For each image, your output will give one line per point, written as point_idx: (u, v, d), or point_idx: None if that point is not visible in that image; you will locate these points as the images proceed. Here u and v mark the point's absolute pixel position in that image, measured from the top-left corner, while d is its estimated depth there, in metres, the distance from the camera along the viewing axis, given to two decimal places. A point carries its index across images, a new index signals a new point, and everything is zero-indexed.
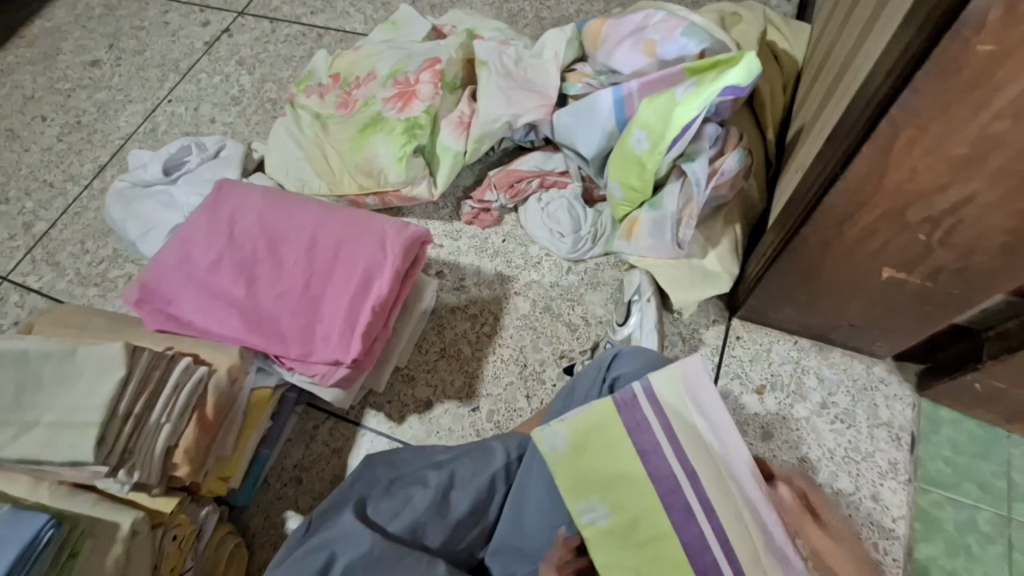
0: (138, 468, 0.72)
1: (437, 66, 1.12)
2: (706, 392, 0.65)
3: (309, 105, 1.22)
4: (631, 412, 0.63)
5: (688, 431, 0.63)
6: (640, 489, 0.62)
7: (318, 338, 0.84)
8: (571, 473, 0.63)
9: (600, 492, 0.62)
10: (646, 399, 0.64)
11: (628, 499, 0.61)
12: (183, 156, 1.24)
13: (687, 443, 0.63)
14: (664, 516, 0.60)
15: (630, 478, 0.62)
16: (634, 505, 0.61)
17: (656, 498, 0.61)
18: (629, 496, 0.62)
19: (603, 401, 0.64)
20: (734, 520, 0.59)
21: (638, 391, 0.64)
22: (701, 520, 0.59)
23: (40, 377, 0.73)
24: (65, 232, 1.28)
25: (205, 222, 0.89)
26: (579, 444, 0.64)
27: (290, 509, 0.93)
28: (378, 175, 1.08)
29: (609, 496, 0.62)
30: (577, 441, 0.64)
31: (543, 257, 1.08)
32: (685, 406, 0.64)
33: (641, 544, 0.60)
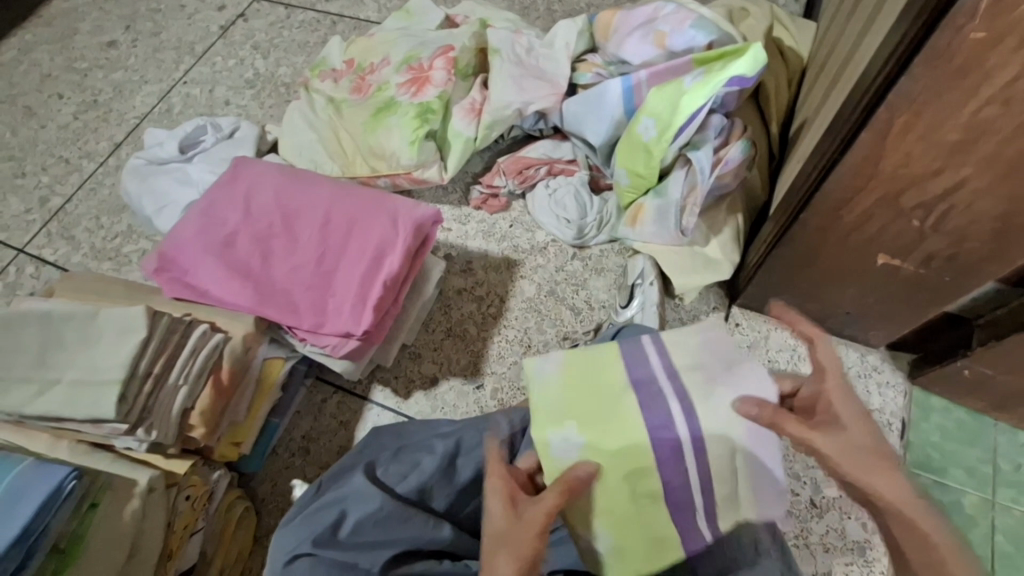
0: (156, 427, 0.75)
1: (450, 53, 1.15)
2: (722, 343, 0.63)
3: (323, 89, 1.25)
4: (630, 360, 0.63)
5: (695, 379, 0.61)
6: (626, 429, 0.60)
7: (330, 310, 0.87)
8: (557, 403, 0.62)
9: (580, 425, 0.61)
10: (655, 348, 0.63)
11: (609, 440, 0.60)
12: (199, 135, 1.27)
13: (691, 389, 0.61)
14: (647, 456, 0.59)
15: (617, 416, 0.61)
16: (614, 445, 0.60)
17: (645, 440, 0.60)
18: (612, 432, 0.60)
19: (606, 344, 0.64)
20: (722, 462, 0.59)
21: (647, 340, 0.64)
22: (689, 460, 0.59)
23: (63, 337, 0.76)
24: (80, 207, 1.31)
25: (224, 196, 0.92)
26: (567, 378, 0.63)
27: (297, 478, 0.96)
28: (390, 158, 1.11)
29: (589, 431, 0.60)
30: (567, 376, 0.63)
31: (549, 242, 1.11)
32: (695, 354, 0.62)
33: (618, 482, 0.60)
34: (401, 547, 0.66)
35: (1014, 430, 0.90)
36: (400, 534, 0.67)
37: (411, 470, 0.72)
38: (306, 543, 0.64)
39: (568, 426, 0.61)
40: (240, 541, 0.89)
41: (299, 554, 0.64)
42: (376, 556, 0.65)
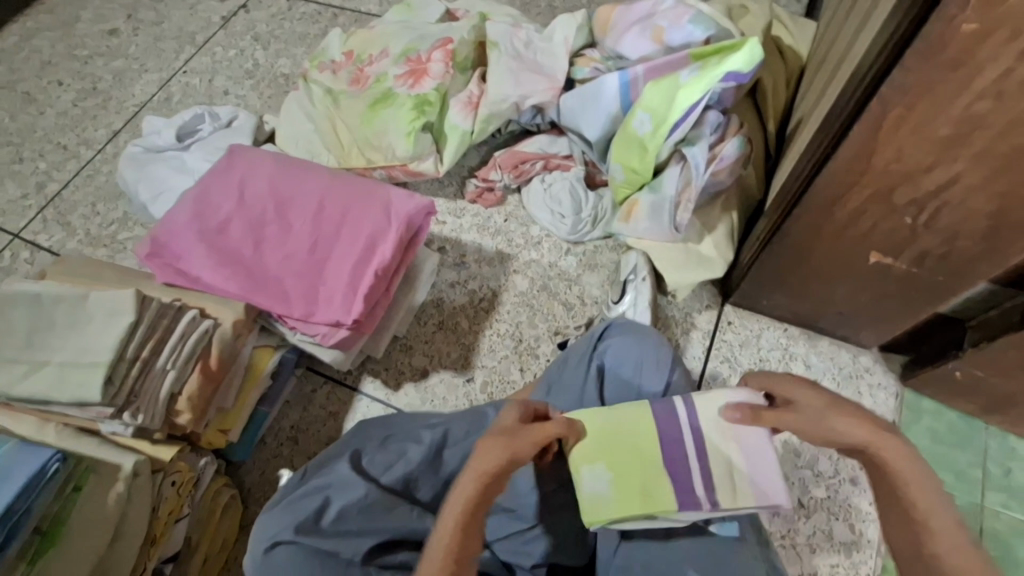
0: (142, 412, 0.75)
1: (449, 46, 1.14)
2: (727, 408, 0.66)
3: (321, 80, 1.24)
4: (663, 415, 0.67)
5: (721, 458, 0.64)
6: (652, 473, 0.65)
7: (321, 299, 0.86)
8: (599, 447, 0.66)
9: (610, 467, 0.65)
10: (684, 410, 0.67)
11: (621, 445, 0.66)
12: (197, 124, 1.26)
13: (714, 454, 0.65)
14: (672, 501, 0.63)
15: (647, 459, 0.65)
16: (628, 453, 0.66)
17: (665, 479, 0.64)
18: (639, 473, 0.65)
19: (638, 406, 0.68)
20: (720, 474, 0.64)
21: (678, 401, 0.68)
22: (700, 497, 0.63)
23: (52, 319, 0.76)
24: (77, 194, 1.31)
25: (217, 183, 0.91)
26: (605, 433, 0.67)
27: (284, 467, 0.96)
28: (386, 150, 1.11)
29: (617, 471, 0.65)
30: (607, 431, 0.67)
31: (543, 237, 1.11)
32: (719, 425, 0.66)
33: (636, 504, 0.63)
34: (384, 536, 0.66)
35: (1005, 434, 0.90)
36: (383, 523, 0.66)
37: (396, 459, 0.72)
38: (287, 530, 0.64)
39: (598, 464, 0.65)
40: (225, 529, 0.89)
41: (279, 543, 0.63)
42: (358, 545, 0.64)
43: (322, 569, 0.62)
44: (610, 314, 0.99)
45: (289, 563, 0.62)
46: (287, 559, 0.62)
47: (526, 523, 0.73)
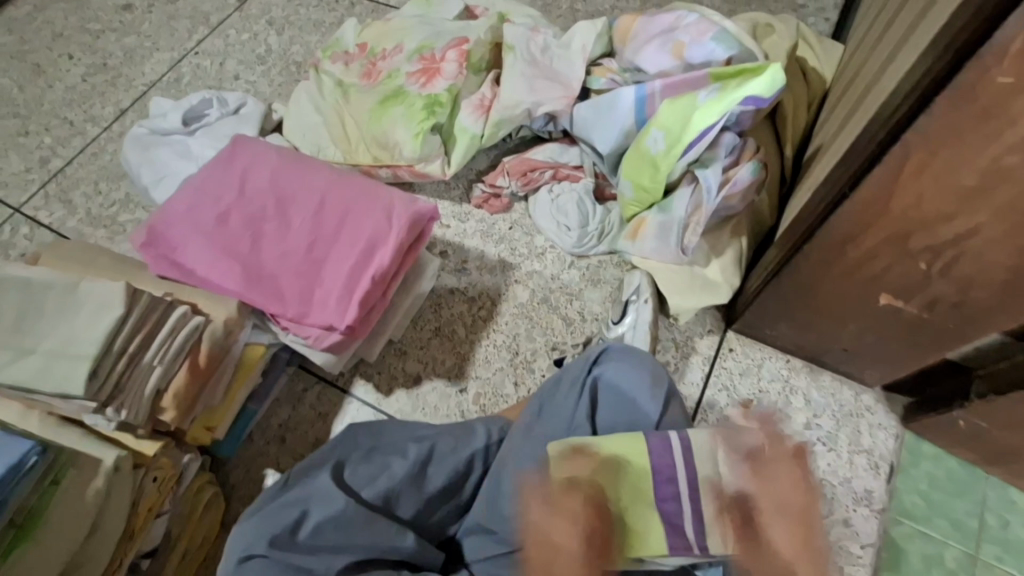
0: (126, 408, 0.74)
1: (464, 46, 1.12)
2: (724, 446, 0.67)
3: (333, 72, 1.22)
4: (657, 444, 0.67)
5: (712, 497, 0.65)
6: (642, 510, 0.65)
7: (316, 301, 0.85)
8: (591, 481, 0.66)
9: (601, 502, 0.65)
10: (680, 444, 0.67)
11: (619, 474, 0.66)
12: (204, 109, 1.24)
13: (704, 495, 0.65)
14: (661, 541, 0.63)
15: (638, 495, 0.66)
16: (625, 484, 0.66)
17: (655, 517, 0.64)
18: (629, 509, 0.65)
19: (635, 438, 0.67)
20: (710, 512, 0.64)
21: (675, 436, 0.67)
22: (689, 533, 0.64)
23: (40, 307, 0.75)
24: (80, 171, 1.29)
25: (217, 174, 0.90)
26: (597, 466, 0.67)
27: (270, 466, 0.95)
28: (393, 149, 1.09)
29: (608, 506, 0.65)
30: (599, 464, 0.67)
31: (547, 248, 1.09)
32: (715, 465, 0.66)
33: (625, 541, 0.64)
34: (359, 556, 0.64)
35: (1005, 485, 0.88)
36: (359, 542, 0.65)
37: (379, 474, 0.70)
38: (260, 544, 0.63)
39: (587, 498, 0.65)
40: (206, 526, 0.88)
41: (251, 555, 0.63)
42: (331, 564, 0.63)
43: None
44: (609, 334, 0.97)
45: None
46: (259, 572, 0.62)
47: (508, 545, 0.70)
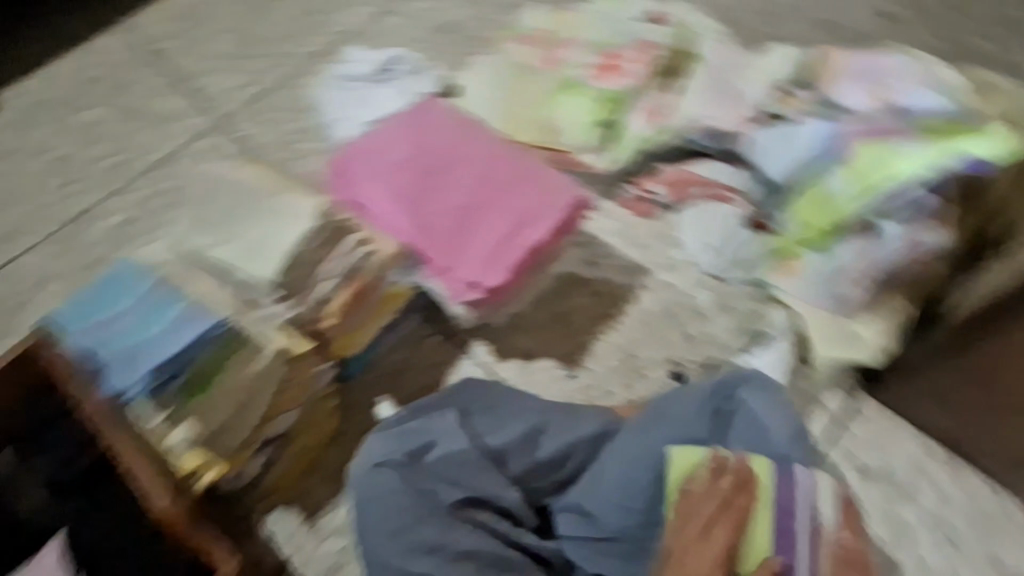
0: (299, 304, 0.85)
1: (647, 50, 1.15)
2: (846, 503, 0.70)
3: (514, 50, 1.25)
4: (783, 481, 0.68)
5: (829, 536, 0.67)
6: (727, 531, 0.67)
7: (465, 258, 0.91)
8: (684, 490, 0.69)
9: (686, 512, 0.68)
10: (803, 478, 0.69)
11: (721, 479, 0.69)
12: (392, 64, 1.36)
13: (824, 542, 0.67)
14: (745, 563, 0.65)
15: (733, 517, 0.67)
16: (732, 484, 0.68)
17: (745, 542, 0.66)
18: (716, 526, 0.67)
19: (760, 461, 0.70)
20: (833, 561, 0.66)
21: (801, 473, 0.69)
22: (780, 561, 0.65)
23: (247, 208, 0.89)
24: (276, 97, 1.42)
25: (402, 124, 0.98)
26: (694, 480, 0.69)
27: (382, 397, 1.00)
28: (557, 134, 1.12)
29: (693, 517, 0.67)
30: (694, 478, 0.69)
31: (682, 264, 1.08)
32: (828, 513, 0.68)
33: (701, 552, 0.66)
34: (473, 492, 0.70)
35: None
36: (473, 479, 0.70)
37: (502, 424, 0.75)
38: (397, 454, 0.69)
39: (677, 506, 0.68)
40: (320, 432, 0.95)
41: (385, 464, 0.69)
42: (449, 492, 0.69)
43: (416, 501, 0.67)
44: (738, 360, 0.99)
45: (391, 482, 0.67)
46: (391, 480, 0.67)
47: (599, 532, 0.73)
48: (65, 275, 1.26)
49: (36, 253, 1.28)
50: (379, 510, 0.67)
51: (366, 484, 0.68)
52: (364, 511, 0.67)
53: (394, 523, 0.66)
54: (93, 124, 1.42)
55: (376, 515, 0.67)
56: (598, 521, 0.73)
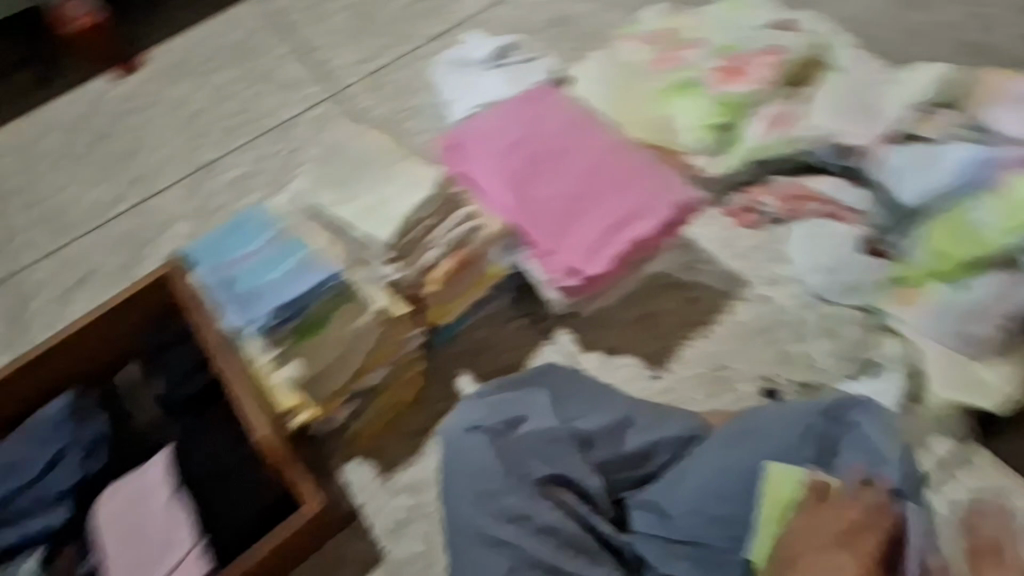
0: (405, 267, 0.88)
1: (775, 58, 1.10)
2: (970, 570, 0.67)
3: (626, 49, 1.22)
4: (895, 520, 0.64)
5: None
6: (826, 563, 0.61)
7: (568, 245, 0.91)
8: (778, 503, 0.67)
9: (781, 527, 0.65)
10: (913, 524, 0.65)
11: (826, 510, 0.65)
12: (506, 52, 1.35)
13: None
14: None
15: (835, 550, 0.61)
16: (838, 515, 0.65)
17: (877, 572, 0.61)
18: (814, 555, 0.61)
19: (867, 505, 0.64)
20: None
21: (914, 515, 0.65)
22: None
23: (367, 167, 0.91)
24: (394, 74, 1.49)
25: (520, 108, 1.00)
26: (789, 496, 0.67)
27: (463, 372, 1.02)
28: (670, 134, 1.10)
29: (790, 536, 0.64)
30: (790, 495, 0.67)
31: (786, 281, 1.04)
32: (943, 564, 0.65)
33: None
34: (558, 471, 0.71)
35: None
36: (558, 459, 0.72)
37: (591, 412, 0.78)
38: (489, 421, 0.74)
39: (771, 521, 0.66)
40: (403, 393, 0.98)
41: (476, 429, 0.74)
42: (536, 467, 0.71)
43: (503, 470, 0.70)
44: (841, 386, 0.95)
45: (483, 447, 0.72)
46: (480, 445, 0.72)
47: (674, 536, 0.72)
48: (188, 217, 1.37)
49: (166, 195, 1.40)
50: (469, 472, 0.71)
51: (458, 445, 0.73)
52: (452, 470, 0.72)
53: (480, 487, 0.70)
54: (227, 84, 1.54)
55: (463, 475, 0.71)
56: (674, 525, 0.72)
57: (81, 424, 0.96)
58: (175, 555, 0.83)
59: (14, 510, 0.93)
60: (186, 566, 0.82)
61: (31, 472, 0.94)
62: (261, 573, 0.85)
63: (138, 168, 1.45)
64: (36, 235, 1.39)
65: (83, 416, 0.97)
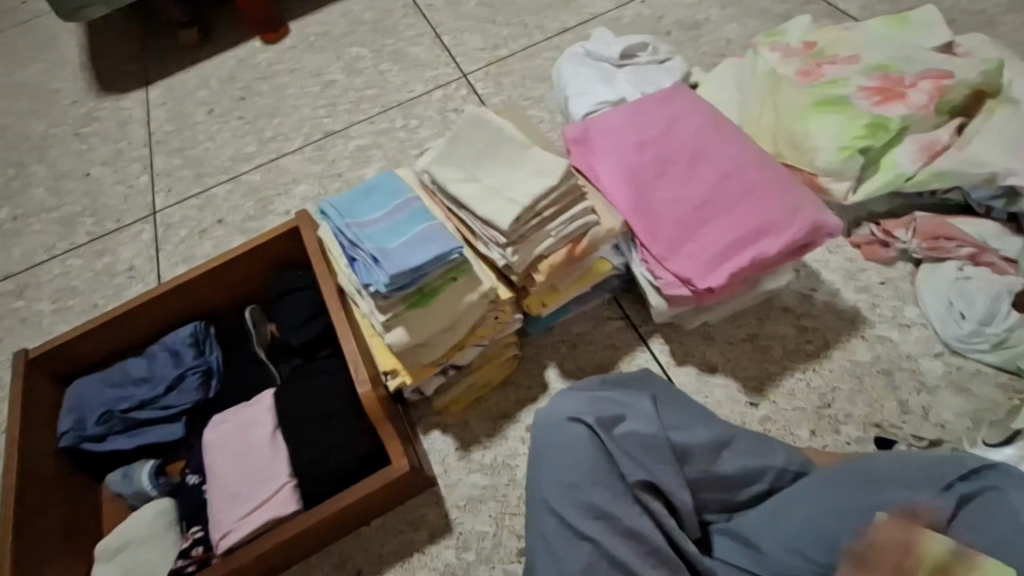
0: (519, 253, 0.87)
1: (943, 81, 1.02)
2: None
3: (770, 59, 1.20)
4: None
5: None
6: None
7: (684, 253, 0.89)
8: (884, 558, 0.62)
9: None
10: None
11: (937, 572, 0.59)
12: (637, 51, 1.35)
13: None
14: None
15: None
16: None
17: None
18: None
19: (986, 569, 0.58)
20: None
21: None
22: None
23: (499, 150, 0.93)
24: (518, 64, 1.52)
25: (652, 109, 1.00)
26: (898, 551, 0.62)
27: (553, 364, 1.03)
28: (807, 153, 1.04)
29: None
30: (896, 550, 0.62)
31: (915, 324, 0.96)
32: None
33: None
34: (651, 477, 0.72)
35: None
36: (655, 465, 0.72)
37: (691, 425, 0.76)
38: (590, 415, 0.74)
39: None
40: (496, 374, 1.01)
41: (577, 421, 0.75)
42: (631, 470, 0.72)
43: (595, 467, 0.71)
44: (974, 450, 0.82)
45: (582, 441, 0.73)
46: (583, 436, 0.73)
47: (763, 568, 0.69)
48: (310, 178, 1.47)
49: (293, 155, 1.51)
50: (564, 460, 0.72)
51: (556, 432, 0.74)
52: (547, 454, 0.74)
53: (573, 477, 0.71)
54: (360, 59, 1.64)
55: (558, 462, 0.73)
56: (764, 557, 0.69)
57: (200, 354, 1.07)
58: (272, 485, 0.91)
59: (135, 420, 1.04)
60: (279, 499, 0.89)
61: (155, 389, 1.05)
62: (344, 519, 0.90)
63: (273, 128, 1.57)
64: (179, 178, 1.53)
65: (203, 348, 1.08)
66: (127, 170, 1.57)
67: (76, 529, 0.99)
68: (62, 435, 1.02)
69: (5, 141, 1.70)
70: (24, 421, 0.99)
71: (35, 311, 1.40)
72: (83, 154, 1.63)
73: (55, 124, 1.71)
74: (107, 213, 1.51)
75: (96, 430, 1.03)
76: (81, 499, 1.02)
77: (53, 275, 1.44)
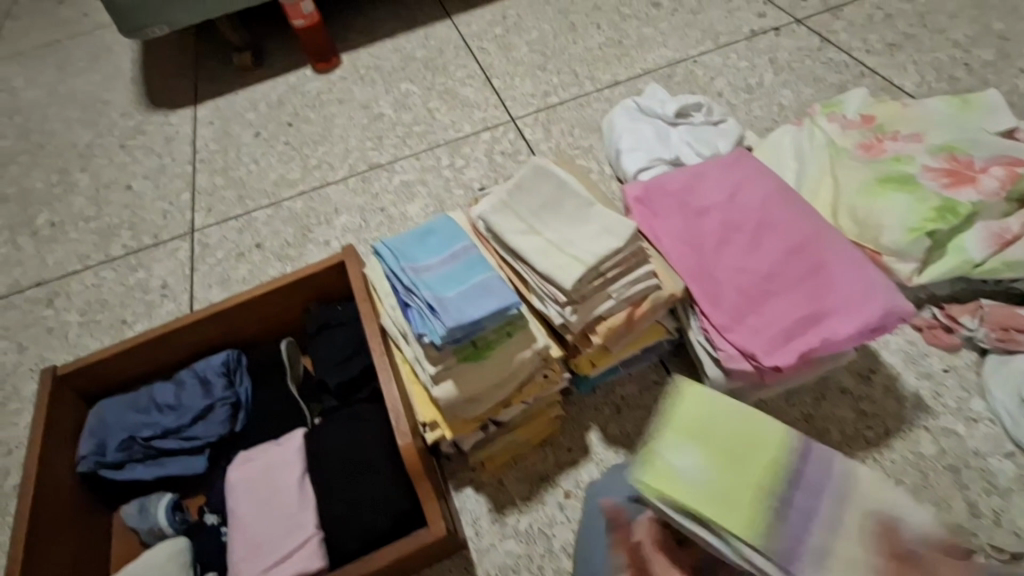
0: (577, 313, 0.84)
1: (1015, 169, 1.02)
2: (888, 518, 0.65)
3: (828, 129, 1.19)
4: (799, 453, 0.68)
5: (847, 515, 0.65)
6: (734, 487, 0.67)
7: (748, 325, 0.86)
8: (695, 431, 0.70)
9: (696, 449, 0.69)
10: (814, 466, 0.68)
11: (717, 428, 0.70)
12: (692, 111, 1.34)
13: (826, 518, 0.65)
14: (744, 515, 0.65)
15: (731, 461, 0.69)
16: (730, 435, 0.70)
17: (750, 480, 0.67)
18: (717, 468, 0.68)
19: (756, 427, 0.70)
20: None
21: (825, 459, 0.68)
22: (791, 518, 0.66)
23: (561, 203, 0.90)
24: (567, 113, 1.52)
25: (717, 174, 0.99)
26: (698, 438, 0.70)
27: (596, 426, 0.99)
28: (872, 230, 1.02)
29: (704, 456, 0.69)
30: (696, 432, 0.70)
31: (983, 418, 0.91)
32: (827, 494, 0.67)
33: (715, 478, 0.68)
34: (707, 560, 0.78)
35: None
36: None
37: None
38: None
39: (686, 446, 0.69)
40: (537, 433, 0.96)
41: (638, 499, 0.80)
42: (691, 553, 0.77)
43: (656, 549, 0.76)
44: None
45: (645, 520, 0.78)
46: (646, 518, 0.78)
47: None
48: (352, 210, 1.46)
49: (337, 185, 1.51)
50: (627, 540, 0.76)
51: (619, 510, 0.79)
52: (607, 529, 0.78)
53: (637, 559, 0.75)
54: (409, 95, 1.66)
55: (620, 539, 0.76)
56: None
57: (230, 385, 1.04)
58: (298, 537, 0.86)
59: (156, 450, 1.00)
60: (305, 554, 0.84)
61: (180, 418, 1.01)
62: None
63: (317, 156, 1.57)
64: (221, 199, 1.53)
65: (233, 378, 1.05)
66: (170, 185, 1.58)
67: (84, 564, 0.93)
68: (81, 460, 0.98)
69: (52, 147, 1.72)
70: (44, 442, 0.95)
71: (62, 321, 1.38)
72: (127, 167, 1.64)
73: (102, 134, 1.72)
74: (145, 227, 1.51)
75: (116, 457, 0.99)
76: (91, 530, 0.97)
77: (84, 285, 1.43)
